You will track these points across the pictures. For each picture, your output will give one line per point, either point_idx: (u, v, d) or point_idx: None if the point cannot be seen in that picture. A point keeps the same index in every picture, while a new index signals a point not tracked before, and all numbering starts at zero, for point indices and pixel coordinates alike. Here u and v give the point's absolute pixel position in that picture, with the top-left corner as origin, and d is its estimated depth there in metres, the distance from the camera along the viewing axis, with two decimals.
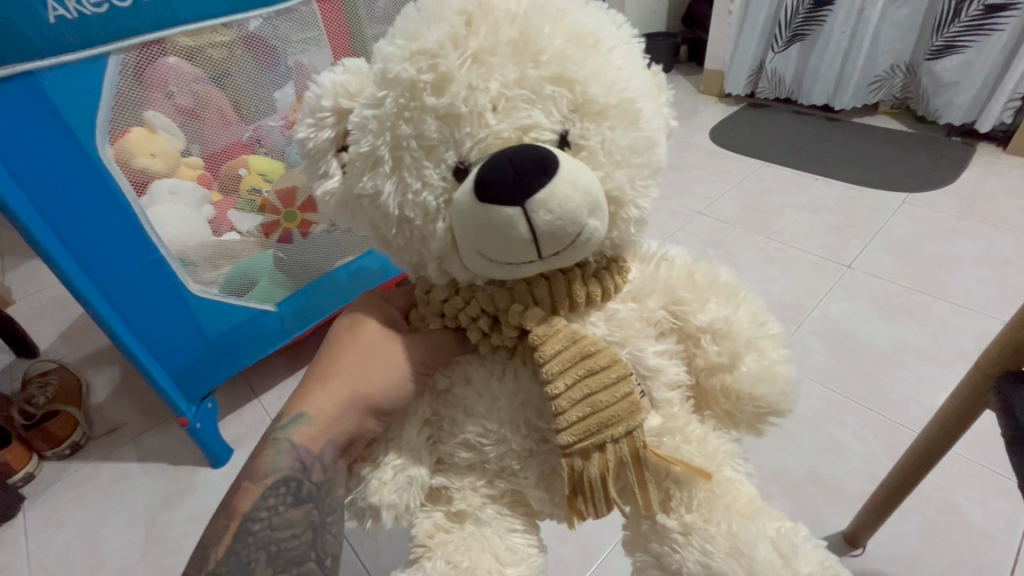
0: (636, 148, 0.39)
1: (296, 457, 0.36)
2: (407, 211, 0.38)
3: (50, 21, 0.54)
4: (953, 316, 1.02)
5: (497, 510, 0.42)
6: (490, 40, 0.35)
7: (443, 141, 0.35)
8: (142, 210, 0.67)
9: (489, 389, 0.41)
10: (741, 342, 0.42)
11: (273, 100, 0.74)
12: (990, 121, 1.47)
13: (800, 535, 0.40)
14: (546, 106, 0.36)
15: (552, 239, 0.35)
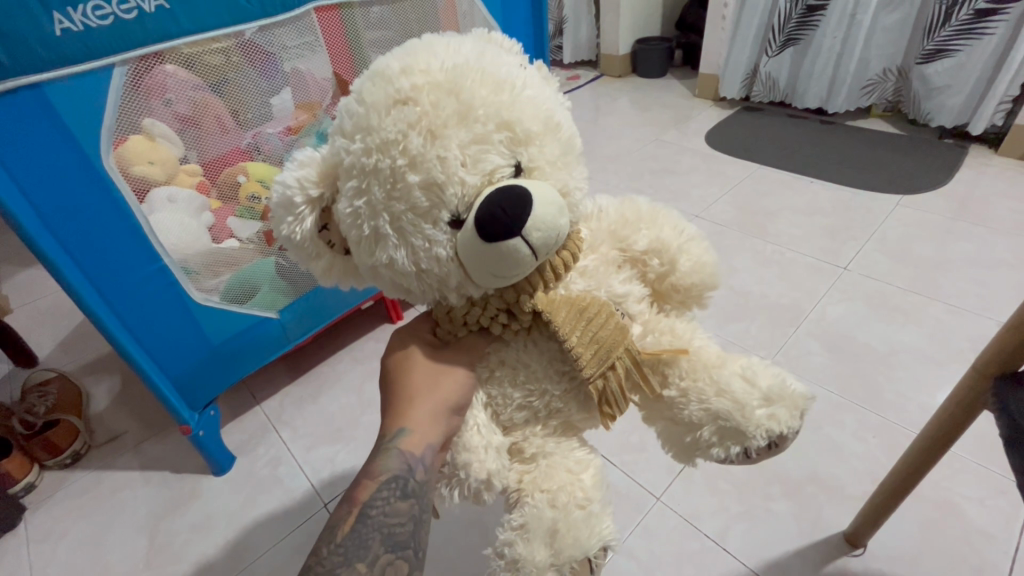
0: (566, 150, 0.41)
1: (404, 459, 0.39)
2: (423, 266, 0.38)
3: (56, 34, 0.54)
4: (948, 317, 1.04)
5: (558, 440, 0.45)
6: (433, 113, 0.36)
7: (434, 205, 0.36)
8: (145, 218, 0.68)
9: (522, 362, 0.42)
10: (674, 248, 0.45)
11: (269, 107, 0.75)
12: (982, 123, 1.49)
13: (755, 362, 0.43)
14: (498, 149, 0.37)
15: (545, 247, 0.37)
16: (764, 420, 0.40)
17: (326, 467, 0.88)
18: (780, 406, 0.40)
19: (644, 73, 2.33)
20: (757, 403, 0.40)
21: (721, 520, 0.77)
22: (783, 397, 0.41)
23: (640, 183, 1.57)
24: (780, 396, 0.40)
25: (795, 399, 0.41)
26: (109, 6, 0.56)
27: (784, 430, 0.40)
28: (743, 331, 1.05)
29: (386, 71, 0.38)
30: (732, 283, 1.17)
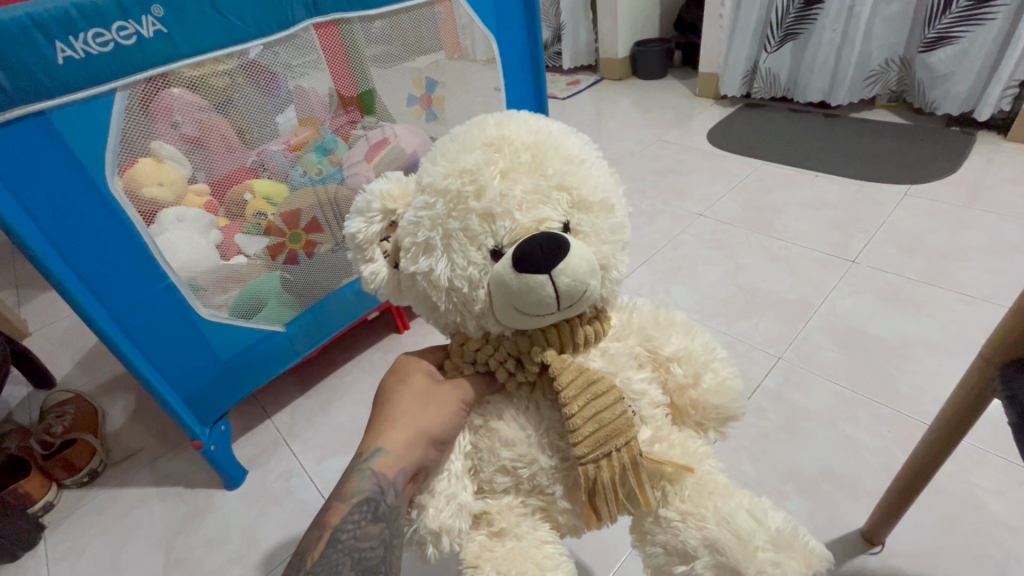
0: (615, 232, 0.43)
1: (376, 480, 0.39)
2: (456, 283, 0.40)
3: (58, 62, 0.56)
4: (962, 307, 1.02)
5: (532, 524, 0.44)
6: (510, 160, 0.41)
7: (483, 231, 0.39)
8: (152, 239, 0.69)
9: (519, 419, 0.44)
10: (701, 363, 0.46)
11: (276, 124, 0.76)
12: (988, 109, 1.47)
13: (769, 506, 0.42)
14: (555, 204, 0.41)
15: (570, 298, 0.39)
16: (768, 565, 0.38)
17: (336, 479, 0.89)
18: (787, 557, 0.39)
19: (645, 76, 2.33)
20: (764, 544, 0.39)
21: None
22: (790, 546, 0.39)
23: (643, 184, 1.56)
24: (787, 545, 0.39)
25: (806, 556, 0.40)
26: (108, 33, 0.58)
27: None
28: (752, 329, 1.03)
29: (484, 123, 0.45)
30: (738, 280, 1.16)
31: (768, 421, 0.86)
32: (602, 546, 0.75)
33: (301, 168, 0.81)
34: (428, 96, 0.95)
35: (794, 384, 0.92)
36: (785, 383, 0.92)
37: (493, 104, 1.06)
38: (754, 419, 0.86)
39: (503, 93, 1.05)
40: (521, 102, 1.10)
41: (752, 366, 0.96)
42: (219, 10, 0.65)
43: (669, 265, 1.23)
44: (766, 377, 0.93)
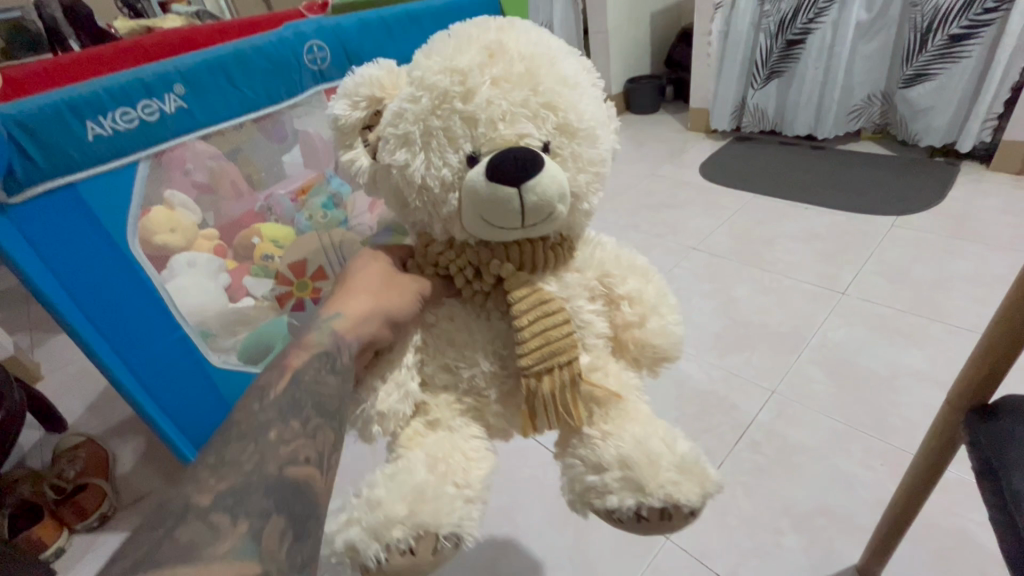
0: (589, 164, 0.49)
1: (334, 338, 0.44)
2: (428, 181, 0.46)
3: (89, 140, 0.61)
4: (950, 338, 1.04)
5: (465, 422, 0.50)
6: (504, 67, 0.46)
7: (464, 136, 0.45)
8: (166, 291, 0.74)
9: (468, 325, 0.50)
10: (650, 306, 0.52)
11: (282, 166, 0.87)
12: (969, 141, 1.51)
13: (680, 438, 0.48)
14: (538, 122, 0.46)
15: (533, 214, 0.45)
16: (668, 483, 0.43)
17: None
18: (688, 480, 0.44)
19: (638, 111, 2.41)
20: (670, 467, 0.45)
21: (732, 556, 0.76)
22: (693, 470, 0.45)
23: (638, 219, 1.61)
24: (691, 470, 0.45)
25: (704, 480, 0.45)
26: (134, 111, 0.63)
27: (685, 505, 0.43)
28: (746, 362, 1.06)
29: (488, 28, 0.50)
30: (732, 313, 1.19)
31: (763, 455, 0.88)
32: None
33: (307, 213, 0.85)
34: None
35: (788, 417, 0.94)
36: (779, 417, 0.94)
37: None
38: (748, 453, 0.88)
39: None
40: None
41: (746, 400, 0.98)
42: (234, 84, 0.70)
43: None
44: (760, 410, 0.95)
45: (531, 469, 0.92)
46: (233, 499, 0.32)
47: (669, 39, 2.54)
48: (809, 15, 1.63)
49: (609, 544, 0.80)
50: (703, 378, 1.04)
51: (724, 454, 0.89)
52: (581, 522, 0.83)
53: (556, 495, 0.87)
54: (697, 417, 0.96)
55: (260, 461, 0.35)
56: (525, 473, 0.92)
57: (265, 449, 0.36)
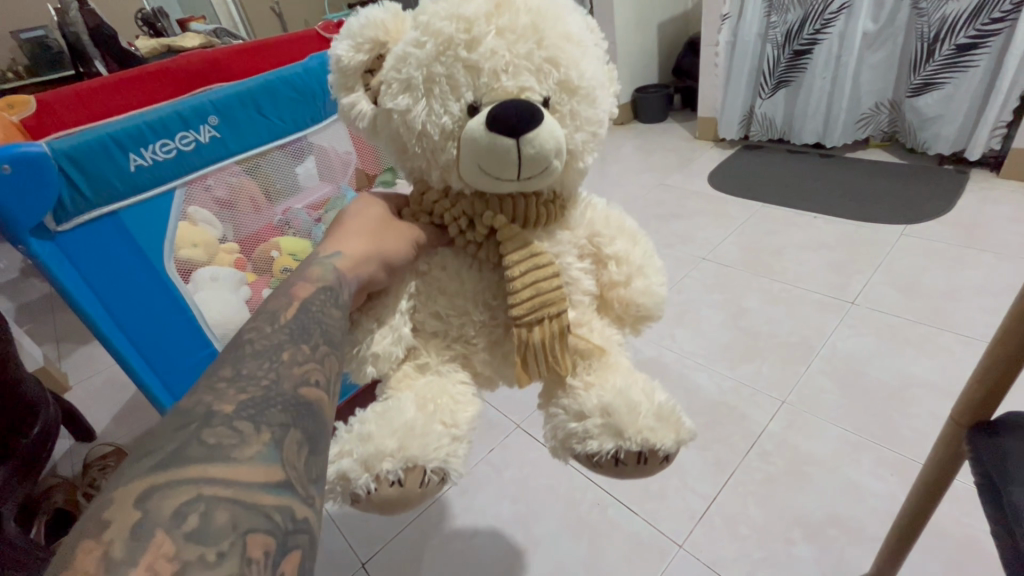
0: (587, 122, 0.46)
1: (335, 272, 0.42)
2: (428, 128, 0.43)
3: (131, 170, 0.64)
4: (960, 348, 1.05)
5: (452, 368, 0.49)
6: (508, 19, 0.43)
7: (466, 85, 0.42)
8: (201, 313, 0.76)
9: (461, 278, 0.49)
10: (636, 266, 0.51)
11: (296, 175, 0.83)
12: (978, 149, 1.52)
13: (657, 388, 0.48)
14: (541, 78, 0.43)
15: (530, 167, 0.42)
16: (645, 428, 0.43)
17: (361, 527, 0.92)
18: (663, 427, 0.44)
19: (647, 120, 2.44)
20: (648, 414, 0.44)
21: (743, 566, 0.77)
22: (669, 418, 0.45)
23: (647, 229, 1.63)
24: (667, 417, 0.45)
25: (677, 425, 0.45)
26: (173, 142, 0.67)
27: (658, 447, 0.44)
28: (756, 372, 1.08)
29: None
30: (741, 322, 1.21)
31: (773, 465, 0.90)
32: None
33: (325, 227, 0.88)
34: None
35: (798, 427, 0.95)
36: (790, 427, 0.95)
37: None
38: (758, 464, 0.90)
39: None
40: None
41: (756, 411, 0.99)
42: (264, 113, 0.74)
43: (674, 309, 1.28)
44: (771, 420, 0.97)
45: (545, 478, 0.94)
46: (252, 410, 0.30)
47: (676, 48, 2.57)
48: (816, 26, 1.65)
49: (623, 554, 0.81)
50: (713, 388, 1.05)
51: (735, 464, 0.91)
52: (593, 531, 0.85)
53: (570, 505, 0.89)
54: (708, 427, 0.98)
55: (275, 376, 0.33)
56: (539, 482, 0.94)
57: (278, 366, 0.34)
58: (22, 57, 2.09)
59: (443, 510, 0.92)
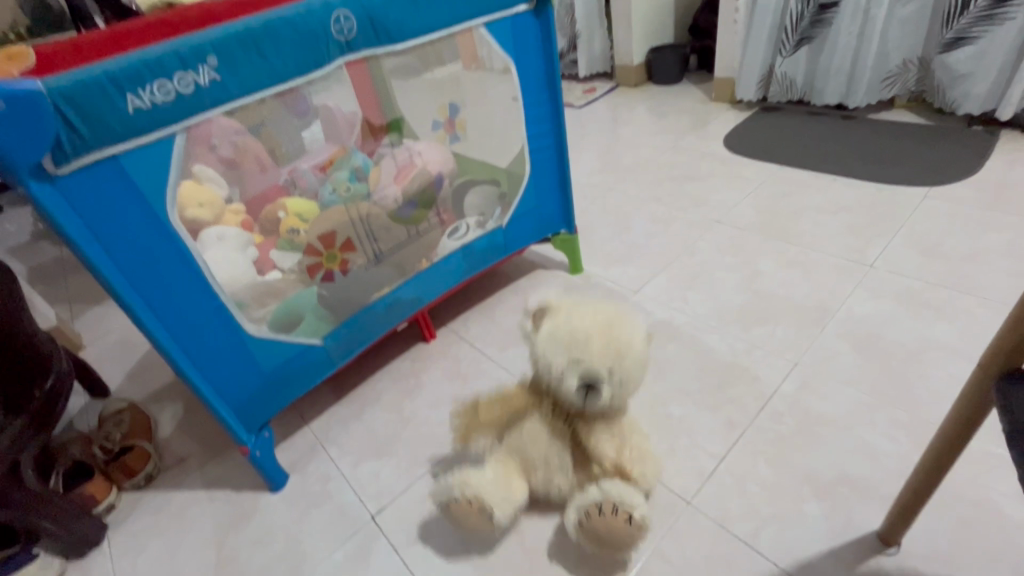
0: (627, 366, 0.72)
1: (477, 479, 0.81)
2: (541, 370, 0.76)
3: (129, 112, 0.62)
4: (981, 311, 1.02)
5: (532, 442, 0.82)
6: (596, 358, 0.71)
7: (568, 374, 0.72)
8: (204, 263, 0.76)
9: (545, 371, 0.73)
10: (632, 371, 0.73)
11: (301, 140, 0.86)
12: (1010, 108, 1.46)
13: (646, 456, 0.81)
14: (593, 370, 0.71)
15: (589, 395, 0.73)
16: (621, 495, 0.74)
17: (371, 481, 0.94)
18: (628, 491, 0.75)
19: (661, 82, 2.36)
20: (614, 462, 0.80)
21: (752, 522, 0.77)
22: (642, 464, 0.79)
23: (660, 192, 1.59)
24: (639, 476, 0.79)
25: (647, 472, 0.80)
26: (171, 83, 0.64)
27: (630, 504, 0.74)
28: (769, 335, 1.06)
29: (610, 319, 0.73)
30: (755, 286, 1.18)
31: (784, 425, 0.89)
32: None
33: (331, 186, 0.90)
34: (452, 121, 1.02)
35: (811, 388, 0.94)
36: (802, 388, 0.94)
37: (511, 133, 1.10)
38: (769, 424, 0.89)
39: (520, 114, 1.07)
40: (541, 136, 1.12)
41: (769, 372, 0.98)
42: (265, 56, 0.71)
43: (686, 273, 1.25)
44: (783, 382, 0.96)
45: None
46: None
47: None
48: None
49: None
50: (725, 350, 1.04)
51: (746, 423, 0.90)
52: None
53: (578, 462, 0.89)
54: (719, 388, 0.97)
55: None
56: None
57: None
58: (20, 16, 2.05)
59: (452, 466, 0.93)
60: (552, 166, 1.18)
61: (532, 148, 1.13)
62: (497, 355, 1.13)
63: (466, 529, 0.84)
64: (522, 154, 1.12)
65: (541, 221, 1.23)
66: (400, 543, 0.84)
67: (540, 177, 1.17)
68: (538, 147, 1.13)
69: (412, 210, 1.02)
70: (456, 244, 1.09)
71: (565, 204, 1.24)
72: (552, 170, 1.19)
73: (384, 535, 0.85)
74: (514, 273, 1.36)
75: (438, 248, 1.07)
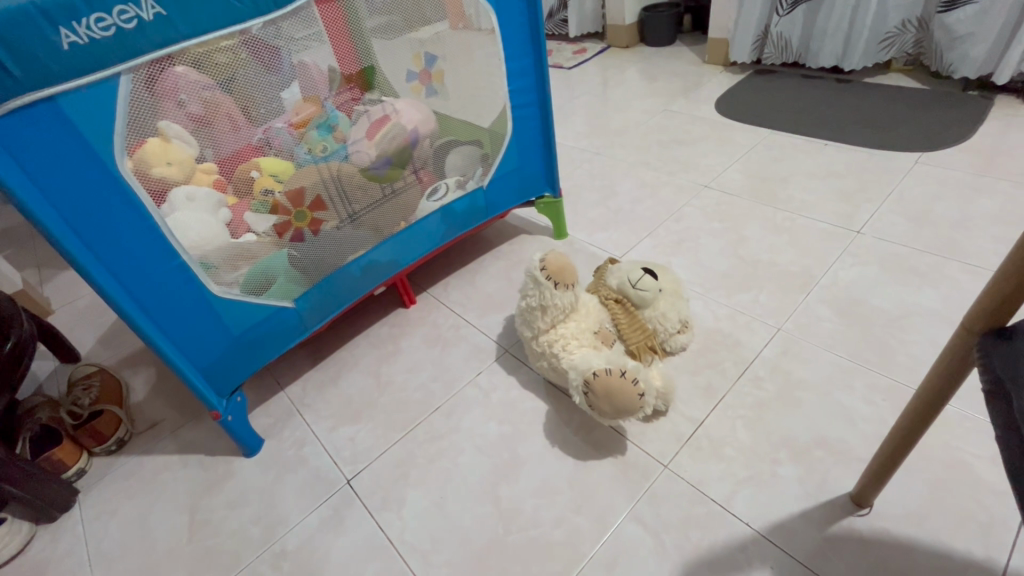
0: (677, 310, 0.93)
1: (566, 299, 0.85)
2: (618, 271, 0.93)
3: (63, 47, 0.59)
4: (965, 277, 1.01)
5: (585, 308, 0.89)
6: (672, 285, 0.95)
7: (647, 274, 0.91)
8: (162, 220, 0.72)
9: (621, 284, 0.91)
10: (679, 324, 0.94)
11: (280, 100, 0.78)
12: (1007, 72, 1.42)
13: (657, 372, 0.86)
14: (667, 295, 0.93)
15: (647, 297, 0.90)
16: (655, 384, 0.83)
17: (346, 446, 0.92)
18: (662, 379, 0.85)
19: (653, 43, 2.27)
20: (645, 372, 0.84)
21: (727, 484, 0.77)
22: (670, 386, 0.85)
23: (648, 156, 1.55)
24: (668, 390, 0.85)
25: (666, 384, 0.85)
26: (110, 17, 0.60)
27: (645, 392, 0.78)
28: (753, 300, 1.04)
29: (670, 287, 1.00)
30: (740, 251, 1.16)
31: (763, 390, 0.88)
32: (602, 506, 0.78)
33: (306, 146, 0.84)
34: (427, 72, 0.94)
35: (792, 354, 0.93)
36: (783, 354, 0.93)
37: (491, 88, 1.03)
38: (749, 388, 0.89)
39: (501, 67, 1.01)
40: (524, 92, 1.07)
41: (750, 338, 0.97)
42: None
43: (672, 238, 1.23)
44: (765, 347, 0.95)
45: (532, 402, 0.93)
46: None
47: None
48: None
49: (609, 473, 0.81)
50: (707, 316, 1.02)
51: (725, 388, 0.89)
52: (578, 452, 0.85)
53: (555, 427, 0.89)
54: (700, 353, 0.96)
55: None
56: (526, 406, 0.93)
57: None
58: None
59: (429, 431, 0.92)
60: (535, 125, 1.13)
61: (515, 105, 1.07)
62: (477, 320, 1.11)
63: (442, 493, 0.83)
64: (504, 112, 1.07)
65: (524, 182, 1.19)
66: (375, 507, 0.83)
67: (522, 136, 1.12)
68: (521, 105, 1.08)
69: (387, 168, 0.95)
70: (435, 206, 1.06)
71: (548, 165, 1.20)
72: (535, 129, 1.13)
73: (360, 499, 0.85)
74: (497, 237, 1.33)
75: (416, 210, 1.04)
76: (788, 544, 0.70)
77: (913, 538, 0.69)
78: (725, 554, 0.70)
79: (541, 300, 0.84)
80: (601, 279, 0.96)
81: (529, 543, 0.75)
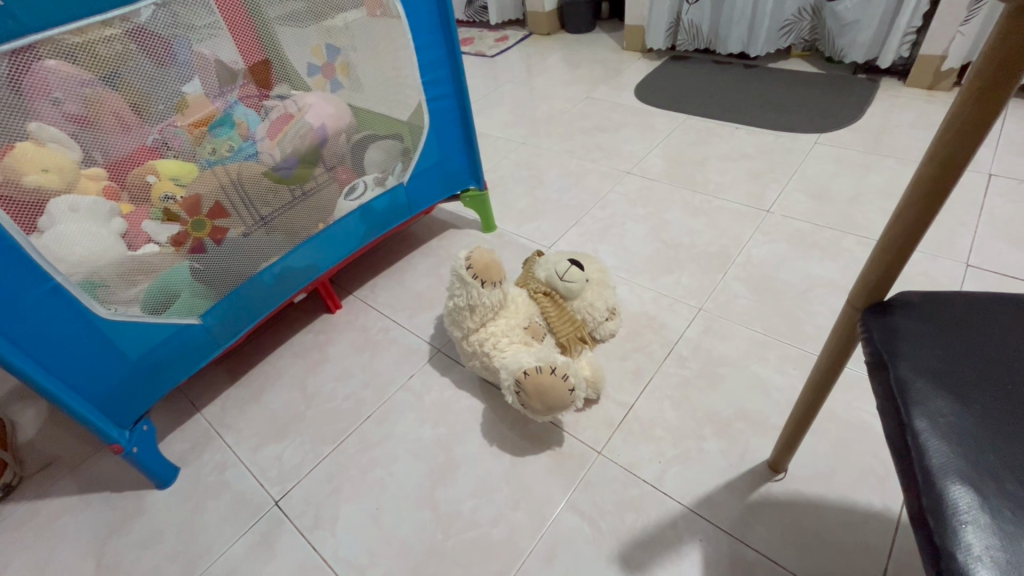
0: (606, 299, 0.95)
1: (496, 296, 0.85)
2: (546, 263, 0.93)
3: None
4: (860, 248, 1.10)
5: (516, 305, 0.89)
6: (601, 275, 0.96)
7: (574, 264, 0.92)
8: (28, 241, 0.64)
9: (549, 277, 0.91)
10: (608, 313, 0.95)
11: (181, 95, 0.72)
12: (889, 56, 1.55)
13: (586, 362, 0.88)
14: (595, 286, 0.94)
15: (575, 288, 0.91)
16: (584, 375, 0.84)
17: (272, 465, 0.87)
18: (592, 369, 0.87)
19: (573, 30, 2.29)
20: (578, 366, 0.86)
21: (657, 464, 0.80)
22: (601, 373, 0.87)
23: (572, 144, 1.56)
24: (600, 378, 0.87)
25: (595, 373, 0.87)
26: None
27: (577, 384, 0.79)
28: (674, 283, 1.08)
29: None
30: (663, 236, 1.19)
31: (687, 369, 0.92)
32: (539, 498, 0.78)
33: (208, 147, 0.77)
34: (331, 65, 0.87)
35: (713, 332, 0.97)
36: (705, 333, 0.97)
37: (406, 82, 0.99)
38: (674, 368, 0.92)
39: (413, 59, 0.97)
40: (439, 84, 1.04)
41: (674, 319, 1.00)
42: None
43: (598, 225, 1.25)
44: (688, 327, 0.98)
45: (467, 401, 0.92)
46: None
47: None
48: None
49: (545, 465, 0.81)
50: (634, 300, 1.05)
51: (653, 370, 0.92)
52: (514, 448, 0.84)
53: (491, 424, 0.88)
54: (628, 338, 0.98)
55: None
56: (461, 405, 0.91)
57: None
58: None
59: (362, 440, 0.88)
60: (454, 117, 1.10)
61: (430, 98, 1.04)
62: (408, 321, 1.08)
63: (378, 503, 0.81)
64: (420, 105, 1.03)
65: (446, 176, 1.16)
66: (307, 526, 0.79)
67: (441, 130, 1.09)
68: (436, 97, 1.04)
69: (295, 169, 0.89)
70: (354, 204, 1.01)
71: (472, 157, 1.18)
72: (454, 121, 1.11)
73: (290, 520, 0.80)
74: (425, 234, 1.30)
75: (335, 210, 0.98)
76: (714, 516, 0.74)
77: (822, 497, 0.74)
78: (658, 532, 0.73)
79: (469, 296, 0.83)
80: (529, 272, 0.96)
81: (468, 545, 0.75)
